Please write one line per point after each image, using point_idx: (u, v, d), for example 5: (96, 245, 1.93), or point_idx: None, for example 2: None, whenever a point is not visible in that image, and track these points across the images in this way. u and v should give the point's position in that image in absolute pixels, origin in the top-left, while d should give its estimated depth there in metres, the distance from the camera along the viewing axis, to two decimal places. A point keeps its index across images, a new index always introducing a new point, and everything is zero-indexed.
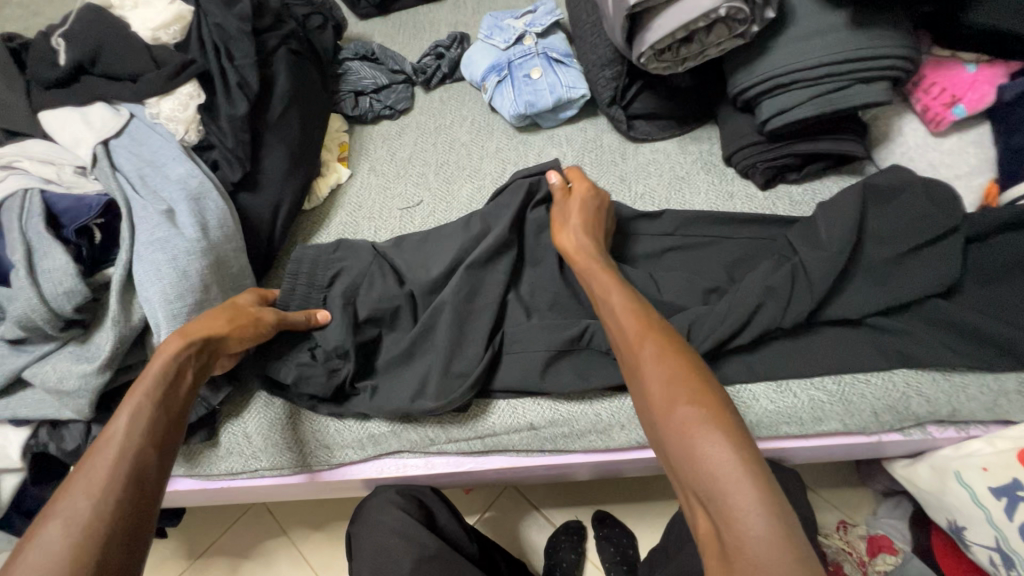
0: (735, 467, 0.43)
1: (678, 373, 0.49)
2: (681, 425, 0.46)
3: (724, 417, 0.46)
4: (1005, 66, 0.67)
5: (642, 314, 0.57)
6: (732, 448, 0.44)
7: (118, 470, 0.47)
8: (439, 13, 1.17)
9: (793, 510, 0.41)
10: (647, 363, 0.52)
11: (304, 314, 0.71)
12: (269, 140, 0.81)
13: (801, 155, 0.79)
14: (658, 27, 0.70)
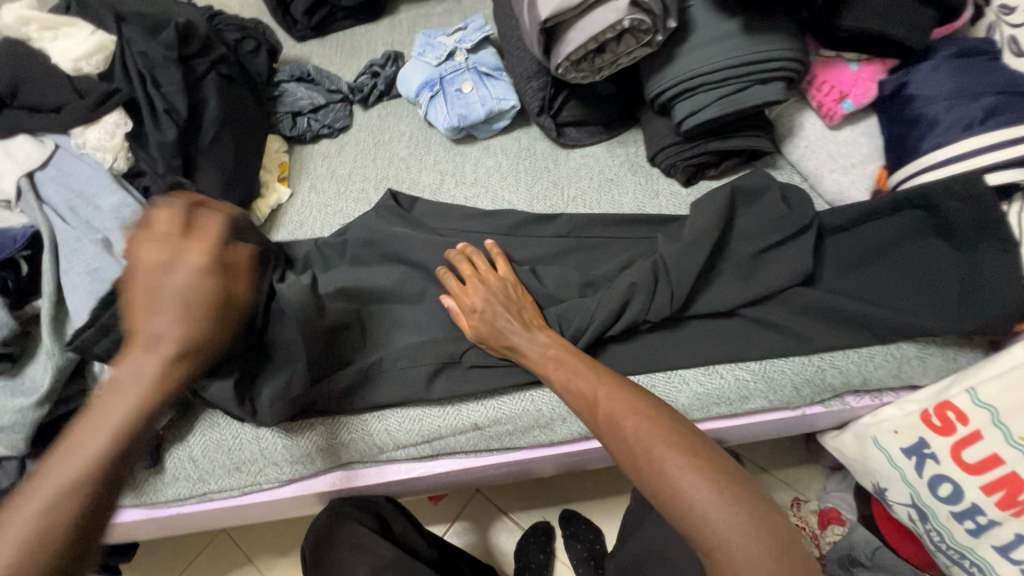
0: (729, 513, 0.46)
1: (654, 429, 0.52)
2: (672, 484, 0.49)
3: (698, 456, 0.50)
4: (882, 64, 0.75)
5: (603, 377, 0.59)
6: (721, 493, 0.47)
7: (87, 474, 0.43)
8: (375, 33, 1.20)
9: (770, 528, 0.46)
10: (620, 417, 0.54)
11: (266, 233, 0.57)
12: (203, 163, 0.82)
13: (715, 152, 0.85)
14: (571, 40, 0.74)
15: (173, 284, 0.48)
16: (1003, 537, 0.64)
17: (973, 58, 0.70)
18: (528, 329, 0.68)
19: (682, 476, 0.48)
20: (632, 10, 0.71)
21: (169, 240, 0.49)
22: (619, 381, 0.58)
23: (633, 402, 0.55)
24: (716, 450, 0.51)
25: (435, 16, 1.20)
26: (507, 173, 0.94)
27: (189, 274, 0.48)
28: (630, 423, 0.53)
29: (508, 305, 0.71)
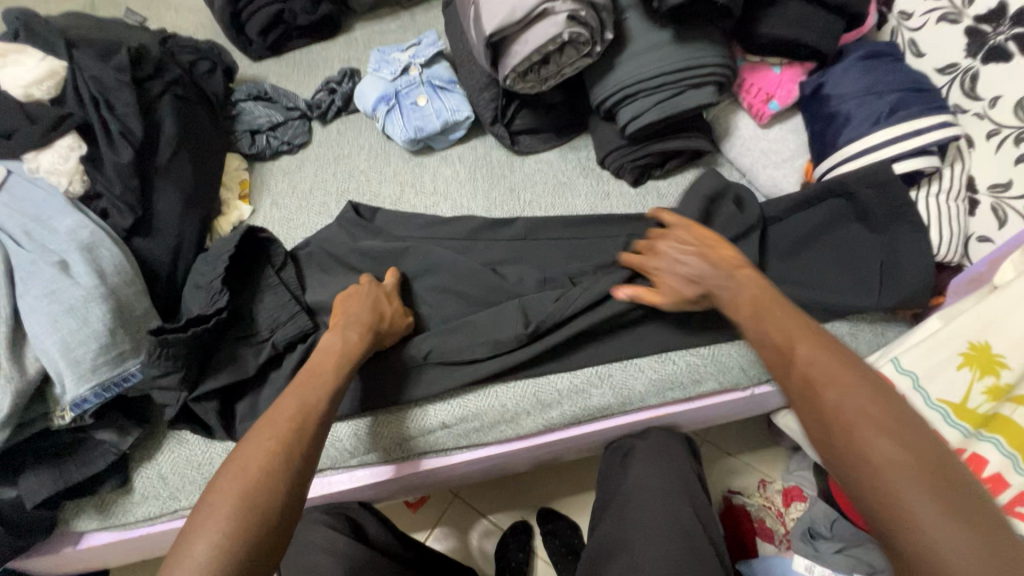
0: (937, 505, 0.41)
1: (867, 403, 0.47)
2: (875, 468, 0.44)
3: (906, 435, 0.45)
4: (802, 67, 0.82)
5: (803, 327, 0.55)
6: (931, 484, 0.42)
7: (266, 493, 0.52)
8: (331, 51, 1.22)
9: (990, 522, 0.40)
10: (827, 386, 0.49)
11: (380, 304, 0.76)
12: (161, 183, 0.82)
13: (658, 153, 0.90)
14: (515, 53, 0.79)
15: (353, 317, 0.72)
16: None
17: (878, 59, 0.77)
18: (717, 267, 0.67)
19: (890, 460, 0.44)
20: (570, 23, 0.76)
21: (371, 287, 0.78)
22: (833, 339, 0.53)
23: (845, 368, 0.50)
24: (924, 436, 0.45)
25: (390, 32, 1.24)
26: (465, 181, 0.98)
27: (377, 301, 0.76)
28: (831, 393, 0.48)
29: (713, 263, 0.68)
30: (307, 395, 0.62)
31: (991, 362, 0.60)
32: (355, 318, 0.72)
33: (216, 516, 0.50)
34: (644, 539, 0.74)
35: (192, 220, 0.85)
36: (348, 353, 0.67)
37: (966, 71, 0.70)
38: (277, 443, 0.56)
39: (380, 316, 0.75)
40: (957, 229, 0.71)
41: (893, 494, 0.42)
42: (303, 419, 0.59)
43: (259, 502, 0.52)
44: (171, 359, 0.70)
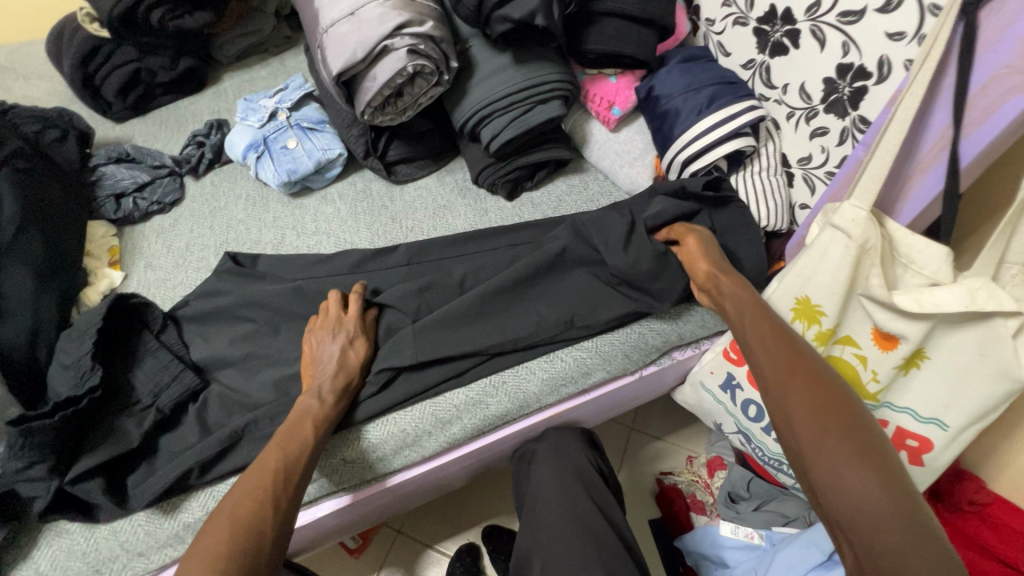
0: (887, 511, 0.45)
1: (827, 417, 0.50)
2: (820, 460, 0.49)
3: (868, 452, 0.48)
4: (633, 75, 0.91)
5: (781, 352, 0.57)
6: (881, 494, 0.45)
7: (258, 525, 0.58)
8: (200, 104, 1.20)
9: (930, 533, 0.44)
10: (795, 400, 0.53)
11: (343, 338, 0.77)
12: (8, 262, 0.78)
13: (525, 167, 0.96)
14: (366, 89, 0.82)
15: (322, 379, 0.74)
16: None
17: (693, 61, 0.87)
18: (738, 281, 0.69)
19: (837, 463, 0.48)
20: (412, 57, 0.80)
21: (335, 332, 0.77)
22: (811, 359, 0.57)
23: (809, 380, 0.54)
24: (879, 448, 0.48)
25: (260, 79, 1.24)
26: (347, 216, 0.99)
27: (345, 352, 0.76)
28: (793, 396, 0.53)
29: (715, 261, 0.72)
30: (289, 445, 0.66)
31: (814, 313, 0.68)
32: (324, 379, 0.74)
33: (205, 556, 0.54)
34: (556, 534, 0.78)
35: (49, 296, 0.80)
36: (320, 416, 0.70)
37: (761, 65, 0.81)
38: (264, 493, 0.61)
39: (349, 372, 0.76)
40: (780, 201, 0.81)
41: (838, 491, 0.47)
42: (287, 468, 0.64)
43: (248, 530, 0.57)
44: (37, 449, 0.66)
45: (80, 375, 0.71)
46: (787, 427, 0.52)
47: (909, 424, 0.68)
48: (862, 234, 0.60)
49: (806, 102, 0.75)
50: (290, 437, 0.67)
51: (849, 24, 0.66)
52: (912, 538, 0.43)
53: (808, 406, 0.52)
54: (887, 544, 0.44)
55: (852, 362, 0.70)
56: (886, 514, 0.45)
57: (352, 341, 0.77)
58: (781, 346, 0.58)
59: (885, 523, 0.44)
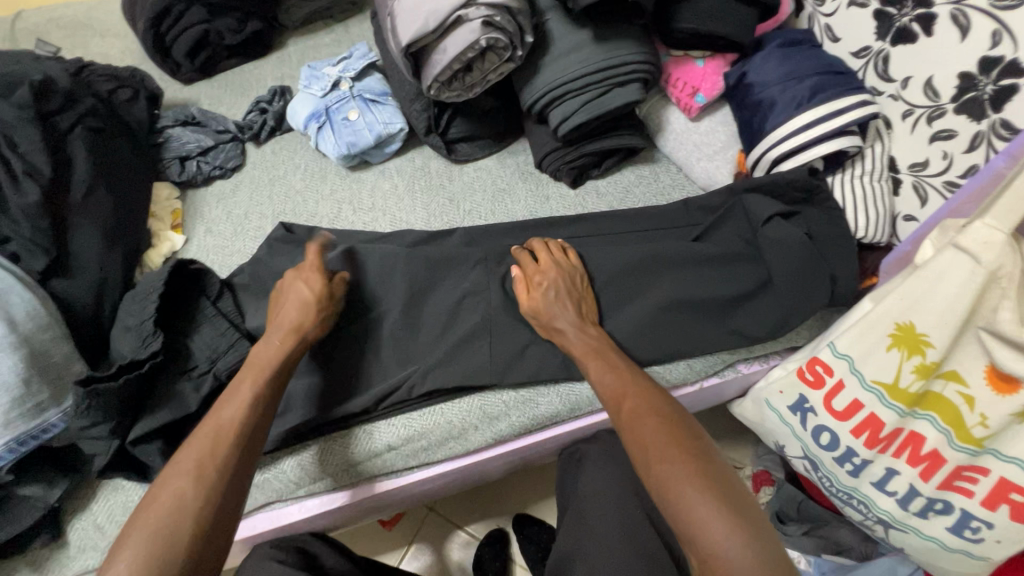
0: (728, 525, 0.49)
1: (673, 440, 0.56)
2: (670, 485, 0.53)
3: (710, 471, 0.53)
4: (723, 59, 0.83)
5: (630, 383, 0.63)
6: (722, 510, 0.50)
7: (211, 466, 0.55)
8: (265, 68, 1.19)
9: (764, 543, 0.48)
10: (636, 421, 0.59)
11: (302, 285, 0.72)
12: (78, 221, 0.79)
13: (593, 154, 0.90)
14: (436, 61, 0.77)
15: (285, 313, 0.70)
16: (877, 473, 0.70)
17: (796, 46, 0.78)
18: (580, 322, 0.72)
19: (681, 482, 0.52)
20: (487, 29, 0.74)
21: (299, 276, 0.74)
22: (651, 390, 0.62)
23: (652, 409, 0.60)
24: (720, 466, 0.54)
25: (324, 46, 1.22)
26: (403, 194, 0.96)
27: (307, 300, 0.71)
28: (647, 421, 0.58)
29: (571, 292, 0.74)
30: (255, 380, 0.63)
31: (917, 342, 0.61)
32: (284, 314, 0.70)
33: (157, 501, 0.52)
34: (601, 543, 0.74)
35: (116, 256, 0.81)
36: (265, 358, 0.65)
37: (878, 53, 0.71)
38: (195, 474, 0.54)
39: (307, 312, 0.70)
40: (882, 210, 0.73)
41: (680, 505, 0.51)
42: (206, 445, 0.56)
43: (199, 472, 0.54)
44: (102, 409, 0.67)
45: (146, 338, 0.72)
46: (642, 453, 0.56)
47: (1015, 477, 0.60)
48: (995, 260, 0.53)
49: (932, 99, 0.66)
50: (250, 368, 0.65)
51: (1005, 10, 0.57)
52: (751, 547, 0.48)
53: (648, 430, 0.57)
54: (728, 559, 0.47)
55: (955, 402, 0.62)
56: (721, 527, 0.49)
57: (308, 291, 0.72)
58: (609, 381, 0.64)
59: (721, 534, 0.49)
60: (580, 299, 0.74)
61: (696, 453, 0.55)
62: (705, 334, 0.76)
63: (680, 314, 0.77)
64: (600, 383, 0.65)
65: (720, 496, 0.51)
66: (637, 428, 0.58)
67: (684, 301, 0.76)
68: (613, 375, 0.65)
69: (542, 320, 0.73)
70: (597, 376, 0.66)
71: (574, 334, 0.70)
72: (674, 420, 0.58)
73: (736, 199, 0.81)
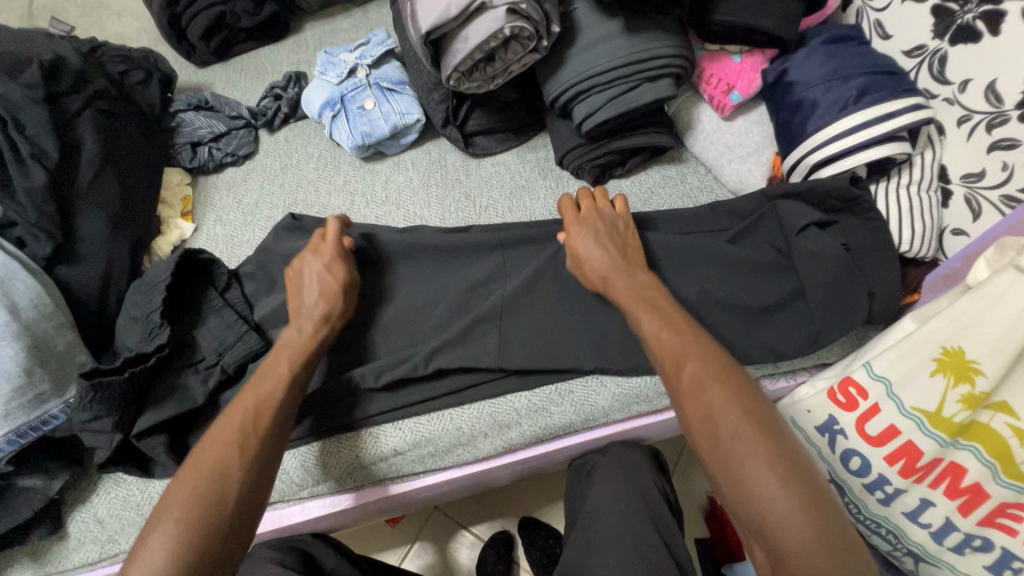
0: (803, 514, 0.45)
1: (742, 412, 0.50)
2: (737, 467, 0.48)
3: (784, 450, 0.48)
4: (762, 54, 0.78)
5: (690, 342, 0.56)
6: (796, 498, 0.45)
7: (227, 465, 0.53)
8: (281, 53, 1.16)
9: (839, 536, 0.44)
10: (697, 389, 0.53)
11: (318, 265, 0.71)
12: (85, 206, 0.76)
13: (618, 152, 0.85)
14: (457, 50, 0.73)
15: (303, 300, 0.69)
16: (911, 503, 0.66)
17: (842, 43, 0.73)
18: (627, 268, 0.66)
19: (751, 463, 0.47)
20: (512, 17, 0.70)
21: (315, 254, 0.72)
22: (714, 351, 0.56)
23: (717, 373, 0.53)
24: (792, 445, 0.49)
25: (341, 31, 1.18)
26: (418, 187, 0.93)
27: (326, 276, 0.70)
28: (712, 390, 0.52)
29: (609, 237, 0.70)
30: (275, 378, 0.61)
31: (966, 369, 0.58)
32: (305, 302, 0.68)
33: (173, 501, 0.51)
34: (608, 559, 0.70)
35: (123, 244, 0.79)
36: (296, 345, 0.65)
37: (933, 53, 0.66)
38: (223, 475, 0.53)
39: (329, 294, 0.69)
40: (928, 224, 0.68)
41: (748, 491, 0.47)
42: (238, 450, 0.55)
43: (214, 472, 0.53)
44: (106, 404, 0.66)
45: (155, 331, 0.70)
46: (705, 430, 0.51)
47: None
48: None
49: (993, 105, 0.61)
50: (269, 365, 0.63)
51: None
52: (827, 539, 0.44)
53: (711, 403, 0.51)
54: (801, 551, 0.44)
55: (1004, 435, 0.57)
56: (796, 516, 0.45)
57: (329, 269, 0.70)
58: (668, 338, 0.57)
59: (794, 526, 0.45)
60: (620, 243, 0.70)
61: (768, 428, 0.49)
62: (731, 347, 0.72)
63: (704, 325, 0.73)
64: (655, 338, 0.58)
65: (796, 480, 0.46)
66: (699, 398, 0.52)
67: (709, 312, 0.73)
68: (672, 334, 0.57)
69: (585, 268, 0.68)
70: (651, 334, 0.59)
71: (622, 279, 0.65)
72: (741, 387, 0.52)
73: (770, 206, 0.76)
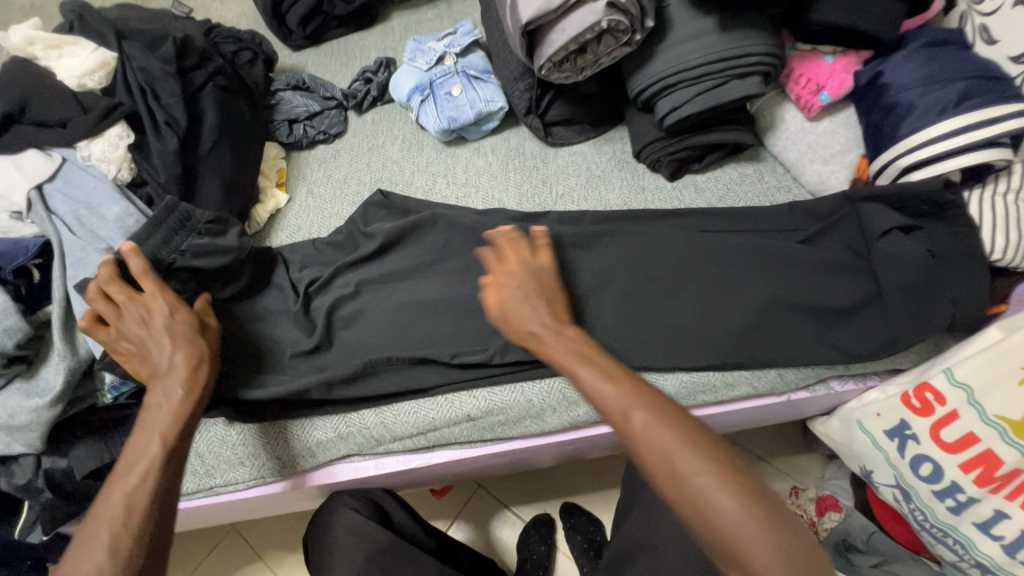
0: (767, 534, 0.46)
1: (692, 448, 0.50)
2: (713, 510, 0.48)
3: (738, 476, 0.49)
4: (855, 56, 0.77)
5: (627, 385, 0.55)
6: (760, 521, 0.47)
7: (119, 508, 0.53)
8: (369, 40, 1.23)
9: (800, 542, 0.47)
10: (642, 435, 0.52)
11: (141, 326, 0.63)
12: (203, 172, 0.84)
13: (697, 147, 0.87)
14: (553, 42, 0.77)
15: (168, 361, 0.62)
16: (984, 514, 0.66)
17: (944, 47, 0.72)
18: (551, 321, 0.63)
19: (718, 497, 0.48)
20: (610, 11, 0.73)
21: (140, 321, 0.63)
22: (650, 391, 0.55)
23: (660, 412, 0.53)
24: (741, 467, 0.51)
25: (426, 21, 1.23)
26: (497, 172, 0.97)
27: (172, 335, 0.63)
28: (667, 432, 0.51)
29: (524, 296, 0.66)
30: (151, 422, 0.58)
31: None
32: (170, 360, 0.62)
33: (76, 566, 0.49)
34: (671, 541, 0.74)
35: (232, 208, 0.86)
36: (170, 413, 0.59)
37: None
38: (121, 513, 0.52)
39: (189, 340, 0.63)
40: None
41: (725, 526, 0.47)
42: (168, 452, 0.57)
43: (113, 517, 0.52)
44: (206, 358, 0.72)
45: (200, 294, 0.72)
46: (674, 471, 0.50)
47: None
48: None
49: None
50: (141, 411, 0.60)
51: None
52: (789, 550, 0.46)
53: (667, 443, 0.51)
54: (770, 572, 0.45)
55: None
56: (760, 537, 0.46)
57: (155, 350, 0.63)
58: (608, 388, 0.55)
59: (764, 548, 0.46)
60: (546, 302, 0.66)
61: (719, 457, 0.50)
62: (801, 343, 0.74)
63: (773, 321, 0.74)
64: (593, 390, 0.56)
65: (760, 502, 0.48)
66: (647, 446, 0.51)
67: (778, 308, 0.75)
68: (609, 384, 0.55)
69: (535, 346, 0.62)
70: (588, 383, 0.56)
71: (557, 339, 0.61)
72: (685, 423, 0.52)
73: (851, 208, 0.76)
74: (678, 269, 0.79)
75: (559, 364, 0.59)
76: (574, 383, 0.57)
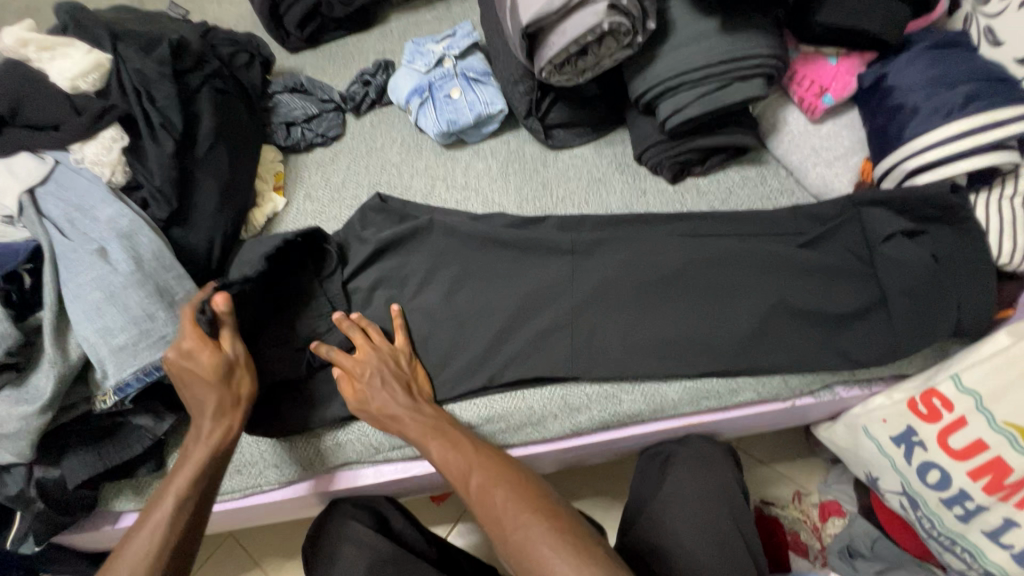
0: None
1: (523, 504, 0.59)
2: (531, 554, 0.56)
3: (563, 525, 0.58)
4: (861, 58, 0.77)
5: (466, 455, 0.65)
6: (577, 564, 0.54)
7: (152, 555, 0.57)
8: (367, 42, 1.21)
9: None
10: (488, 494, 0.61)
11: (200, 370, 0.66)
12: (199, 175, 0.83)
13: (700, 149, 0.85)
14: (553, 44, 0.76)
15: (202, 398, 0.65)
16: (992, 522, 0.66)
17: (948, 49, 0.71)
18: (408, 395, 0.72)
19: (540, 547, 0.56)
20: (611, 13, 0.72)
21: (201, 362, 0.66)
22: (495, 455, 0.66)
23: (504, 474, 0.63)
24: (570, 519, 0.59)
25: (425, 23, 1.22)
26: (497, 175, 0.96)
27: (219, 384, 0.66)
28: (496, 494, 0.60)
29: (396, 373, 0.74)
30: (188, 465, 0.63)
31: None
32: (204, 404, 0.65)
33: None
34: (685, 540, 0.74)
35: (228, 212, 0.85)
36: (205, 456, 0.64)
37: None
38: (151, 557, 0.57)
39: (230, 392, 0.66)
40: None
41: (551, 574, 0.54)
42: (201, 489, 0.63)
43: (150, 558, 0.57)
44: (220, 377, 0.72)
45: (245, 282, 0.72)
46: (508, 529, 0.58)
47: None
48: None
49: None
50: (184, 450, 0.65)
51: None
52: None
53: (503, 502, 0.60)
54: None
55: None
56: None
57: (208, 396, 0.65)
58: (451, 461, 0.65)
59: None
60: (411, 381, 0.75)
61: (550, 511, 0.59)
62: (806, 349, 0.73)
63: (775, 326, 0.74)
64: (443, 462, 0.65)
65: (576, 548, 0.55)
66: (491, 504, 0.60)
67: (781, 313, 0.74)
68: (454, 453, 0.65)
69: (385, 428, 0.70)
70: (441, 459, 0.66)
71: (409, 415, 0.70)
72: (519, 480, 0.62)
73: (854, 211, 0.75)
74: (678, 275, 0.78)
75: (450, 428, 0.69)
76: (428, 457, 0.67)
